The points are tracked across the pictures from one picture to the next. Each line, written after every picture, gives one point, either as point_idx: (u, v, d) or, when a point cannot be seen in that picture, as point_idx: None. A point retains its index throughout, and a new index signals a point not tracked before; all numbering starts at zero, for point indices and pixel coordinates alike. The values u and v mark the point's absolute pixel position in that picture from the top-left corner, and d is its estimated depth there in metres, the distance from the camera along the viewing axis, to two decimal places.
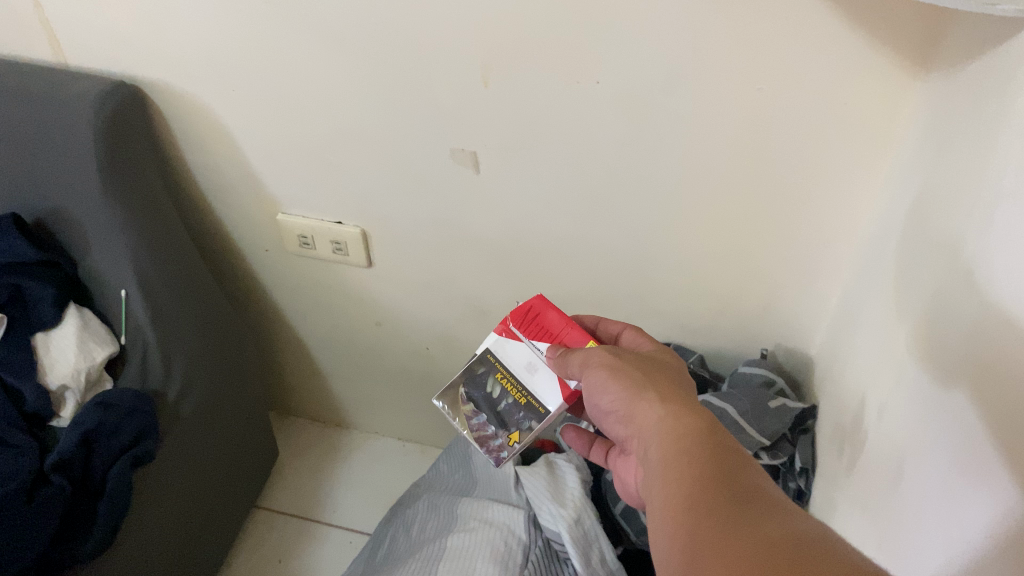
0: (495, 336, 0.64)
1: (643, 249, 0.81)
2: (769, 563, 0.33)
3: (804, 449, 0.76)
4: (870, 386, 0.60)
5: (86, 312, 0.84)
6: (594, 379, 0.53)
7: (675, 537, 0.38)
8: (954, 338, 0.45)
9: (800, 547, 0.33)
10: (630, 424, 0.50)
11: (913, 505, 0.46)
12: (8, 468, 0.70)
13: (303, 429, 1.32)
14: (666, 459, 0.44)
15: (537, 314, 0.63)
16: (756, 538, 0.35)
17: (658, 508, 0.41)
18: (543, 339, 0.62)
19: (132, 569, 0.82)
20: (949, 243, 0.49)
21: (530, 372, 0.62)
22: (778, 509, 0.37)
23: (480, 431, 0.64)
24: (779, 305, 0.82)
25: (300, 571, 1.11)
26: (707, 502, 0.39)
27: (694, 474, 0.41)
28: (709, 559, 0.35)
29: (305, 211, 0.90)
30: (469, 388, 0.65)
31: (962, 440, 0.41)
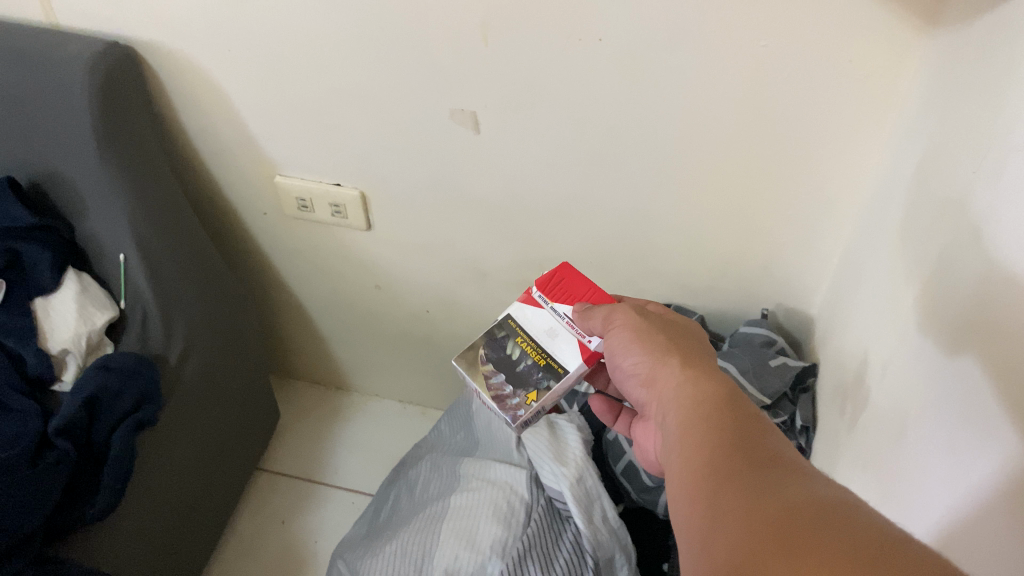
0: (516, 304, 0.66)
1: (644, 209, 0.80)
2: (787, 520, 0.32)
3: (805, 408, 0.77)
4: (872, 344, 0.60)
5: (85, 276, 0.84)
6: (618, 340, 0.54)
7: (694, 498, 0.38)
8: (958, 296, 0.44)
9: (823, 506, 0.33)
10: (650, 387, 0.50)
11: (915, 465, 0.47)
12: (13, 432, 0.71)
13: (304, 391, 1.33)
14: (686, 422, 0.44)
15: (562, 281, 0.65)
16: (777, 501, 0.34)
17: (678, 473, 0.41)
18: (566, 303, 0.64)
19: (138, 533, 0.82)
20: (954, 201, 0.48)
21: (551, 334, 0.63)
22: (799, 472, 0.37)
23: (497, 391, 0.62)
24: (780, 265, 0.81)
25: (305, 532, 1.12)
26: (727, 467, 0.38)
27: (715, 439, 0.41)
28: (726, 517, 0.35)
29: (303, 173, 0.90)
30: (488, 351, 0.65)
31: (964, 393, 0.41)
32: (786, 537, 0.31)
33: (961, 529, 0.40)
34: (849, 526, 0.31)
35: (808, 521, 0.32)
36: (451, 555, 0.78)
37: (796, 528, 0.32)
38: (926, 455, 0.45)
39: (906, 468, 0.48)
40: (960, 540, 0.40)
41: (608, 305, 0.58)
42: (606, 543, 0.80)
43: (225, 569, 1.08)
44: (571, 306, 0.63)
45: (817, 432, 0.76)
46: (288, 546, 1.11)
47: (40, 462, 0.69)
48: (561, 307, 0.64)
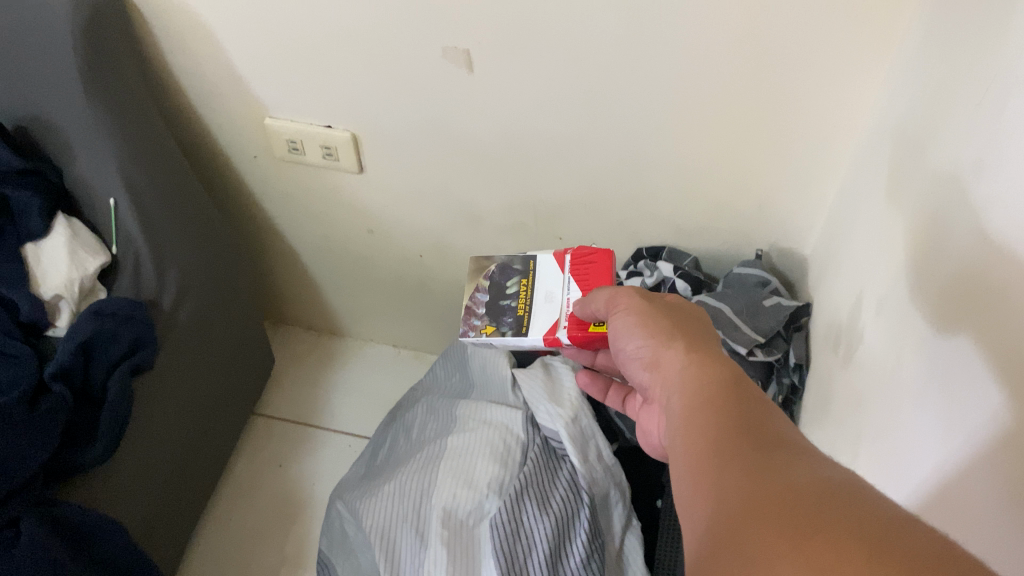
0: (551, 257, 0.73)
1: (639, 151, 0.80)
2: (792, 503, 0.32)
3: (798, 346, 0.77)
4: (870, 282, 0.60)
5: (76, 222, 0.83)
6: (623, 324, 0.55)
7: (697, 479, 0.39)
8: (957, 230, 0.45)
9: (829, 488, 0.33)
10: (654, 371, 0.51)
11: (909, 421, 0.47)
12: (8, 378, 0.72)
13: (297, 336, 1.33)
14: (689, 406, 0.44)
15: (593, 263, 0.71)
16: (780, 481, 0.34)
17: (681, 455, 0.42)
18: (577, 284, 0.69)
19: (138, 480, 0.83)
20: (955, 138, 0.48)
21: (544, 299, 0.70)
22: (805, 455, 0.37)
23: (473, 303, 0.72)
24: (774, 205, 0.81)
25: (302, 475, 1.14)
26: (733, 447, 0.39)
27: (720, 421, 0.41)
28: (730, 499, 0.35)
29: (293, 116, 0.88)
30: (496, 272, 0.74)
31: (947, 354, 0.43)
32: (792, 519, 0.32)
33: (966, 484, 0.40)
34: (850, 506, 0.31)
35: (815, 505, 0.32)
36: (449, 493, 0.80)
37: (801, 510, 0.32)
38: (921, 409, 0.45)
39: (902, 417, 0.48)
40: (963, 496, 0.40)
41: (611, 287, 0.60)
42: (600, 480, 0.81)
43: (224, 512, 1.09)
44: (578, 290, 0.69)
45: (811, 369, 0.76)
46: (287, 488, 1.12)
47: (38, 407, 0.70)
48: (572, 285, 0.70)
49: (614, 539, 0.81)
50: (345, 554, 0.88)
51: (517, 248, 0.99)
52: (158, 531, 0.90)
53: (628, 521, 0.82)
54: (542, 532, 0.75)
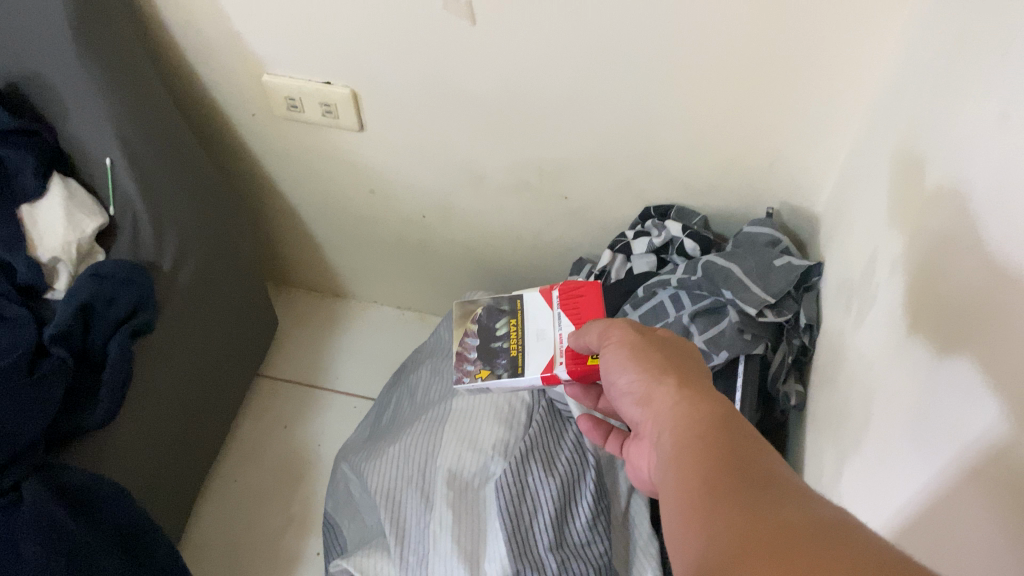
0: (537, 294, 0.72)
1: (648, 106, 0.77)
2: (788, 547, 0.31)
3: (809, 307, 0.75)
4: (888, 241, 0.59)
5: (72, 183, 0.82)
6: (615, 358, 0.53)
7: (687, 514, 0.37)
8: (998, 188, 0.42)
9: (827, 528, 0.32)
10: (645, 407, 0.48)
11: (938, 392, 0.45)
12: (8, 340, 0.70)
13: (301, 298, 1.32)
14: (679, 445, 0.42)
15: (582, 296, 0.70)
16: (775, 520, 0.33)
17: (671, 491, 0.40)
18: (568, 318, 0.69)
19: (141, 444, 0.82)
20: (994, 88, 0.46)
21: (536, 337, 0.69)
22: (798, 493, 0.36)
23: (465, 349, 0.71)
24: (785, 162, 0.79)
25: (307, 437, 1.14)
26: (725, 484, 0.37)
27: (712, 460, 0.39)
28: (722, 540, 0.34)
29: (291, 71, 0.86)
30: (484, 313, 0.73)
31: (956, 370, 0.43)
32: (788, 567, 0.30)
33: (972, 484, 0.39)
34: (846, 547, 0.30)
35: (812, 545, 0.31)
36: (454, 455, 0.79)
37: (796, 552, 0.31)
38: (952, 383, 0.43)
39: (927, 388, 0.46)
40: (988, 488, 0.38)
41: (604, 320, 0.58)
42: (606, 443, 0.81)
43: (230, 474, 1.09)
44: (571, 324, 0.68)
45: (822, 330, 0.75)
46: (292, 449, 1.12)
47: (38, 370, 0.69)
48: (563, 320, 0.69)
49: (620, 501, 0.80)
50: (351, 516, 0.88)
51: (522, 207, 0.97)
52: (162, 498, 0.90)
53: (634, 483, 0.81)
54: (547, 493, 0.74)
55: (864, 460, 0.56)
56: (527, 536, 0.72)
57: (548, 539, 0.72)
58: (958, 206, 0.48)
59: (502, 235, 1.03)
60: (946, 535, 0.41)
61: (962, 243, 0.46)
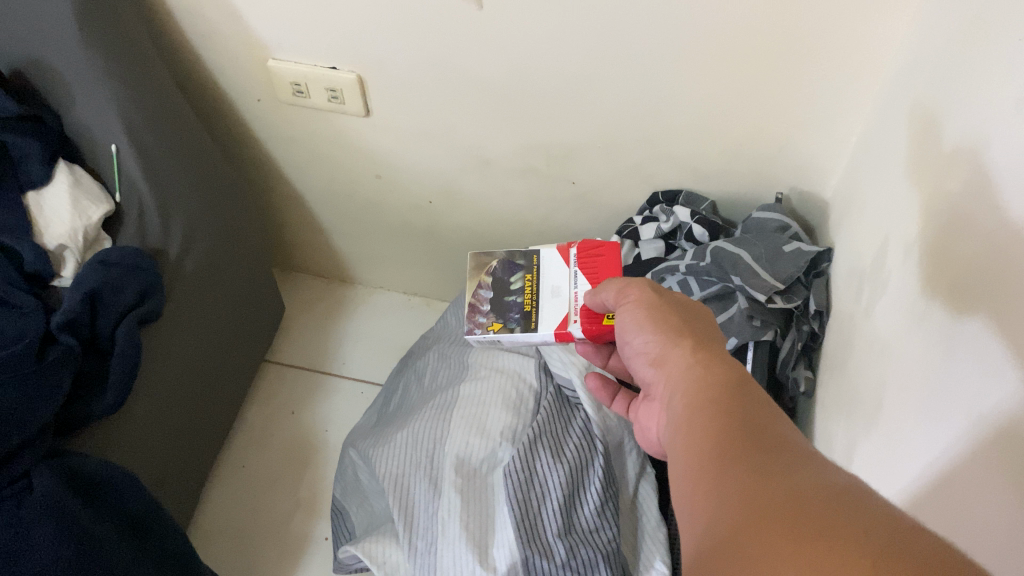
0: (554, 250, 0.73)
1: (656, 89, 0.76)
2: (797, 510, 0.31)
3: (818, 293, 0.75)
4: (900, 226, 0.58)
5: (78, 169, 0.81)
6: (631, 318, 0.52)
7: (696, 479, 0.37)
8: (1019, 173, 0.42)
9: (836, 494, 0.31)
10: (658, 367, 0.48)
11: (961, 376, 0.44)
12: (15, 328, 0.70)
13: (307, 283, 1.31)
14: (690, 406, 0.42)
15: (600, 256, 0.70)
16: (784, 484, 0.33)
17: (680, 455, 0.40)
18: (585, 276, 0.69)
19: (150, 431, 0.83)
20: (1012, 72, 0.45)
21: (551, 294, 0.70)
22: (809, 459, 0.35)
23: (478, 301, 0.72)
24: (795, 146, 0.79)
25: (314, 422, 1.14)
26: (735, 447, 0.37)
27: (722, 424, 0.39)
28: (729, 502, 0.33)
29: (297, 56, 0.85)
30: (500, 267, 0.73)
31: (976, 345, 0.43)
32: (797, 530, 0.30)
33: (994, 454, 0.39)
34: (856, 512, 0.30)
35: (821, 509, 0.30)
36: (462, 441, 0.79)
37: (804, 515, 0.30)
38: (974, 369, 0.43)
39: (944, 366, 0.46)
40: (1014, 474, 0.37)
41: (622, 279, 0.57)
42: (614, 429, 0.80)
43: (238, 459, 1.10)
44: (587, 283, 0.69)
45: (832, 317, 0.75)
46: (300, 435, 1.12)
47: (47, 356, 0.69)
48: (580, 278, 0.69)
49: (628, 487, 0.80)
50: (359, 501, 0.88)
51: (529, 191, 0.96)
52: (170, 482, 0.90)
53: (642, 469, 0.82)
54: (556, 479, 0.74)
55: (875, 446, 0.56)
56: (535, 523, 0.72)
57: (556, 525, 0.72)
58: (973, 192, 0.47)
59: (509, 220, 1.03)
60: (971, 521, 0.41)
61: (976, 229, 0.46)
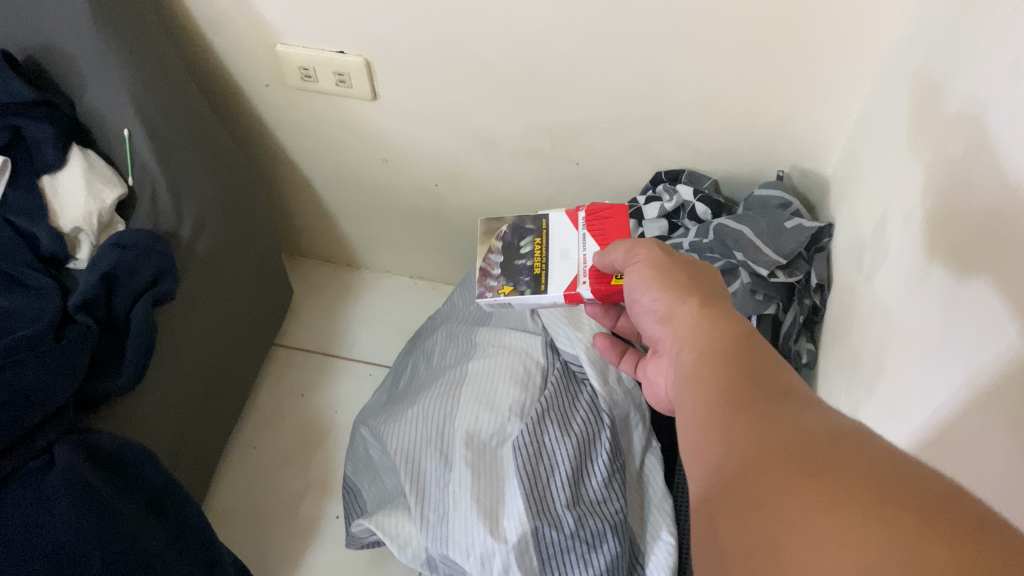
0: (563, 215, 0.74)
1: (659, 69, 0.78)
2: (802, 452, 0.32)
3: (821, 266, 0.76)
4: (900, 196, 0.60)
5: (91, 154, 0.83)
6: (638, 277, 0.54)
7: (703, 427, 0.39)
8: (1016, 140, 0.43)
9: (839, 435, 0.33)
10: (667, 324, 0.50)
11: (963, 336, 0.45)
12: (34, 309, 0.72)
13: (315, 268, 1.33)
14: (698, 359, 0.44)
15: (607, 217, 0.72)
16: (791, 428, 0.34)
17: (688, 406, 0.41)
18: (593, 238, 0.71)
19: (165, 410, 0.84)
20: (1008, 40, 0.47)
21: (560, 256, 0.71)
22: (812, 405, 0.37)
23: (488, 265, 0.73)
24: (794, 125, 0.80)
25: (323, 403, 1.16)
26: (741, 397, 0.38)
27: (729, 376, 0.40)
28: (736, 448, 0.35)
29: (305, 40, 0.87)
30: (510, 232, 0.75)
31: (979, 306, 0.44)
32: (805, 469, 0.31)
33: (999, 406, 0.41)
34: (860, 451, 0.31)
35: (826, 450, 0.32)
36: (471, 417, 0.81)
37: (806, 454, 0.32)
38: (977, 329, 0.44)
39: (946, 328, 0.48)
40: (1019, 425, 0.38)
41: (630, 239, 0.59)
42: (620, 403, 0.82)
43: (249, 440, 1.11)
44: (596, 245, 0.70)
45: (833, 291, 0.76)
46: (309, 415, 1.14)
47: (64, 337, 0.71)
48: (588, 241, 0.71)
49: (634, 459, 0.82)
50: (371, 477, 0.91)
51: (534, 173, 0.98)
52: (185, 462, 0.92)
53: (647, 442, 0.83)
54: (563, 452, 0.76)
55: (877, 408, 0.57)
56: (543, 495, 0.74)
57: (564, 497, 0.74)
58: (971, 161, 0.49)
59: (514, 202, 1.04)
60: (978, 478, 0.42)
61: (974, 194, 0.47)
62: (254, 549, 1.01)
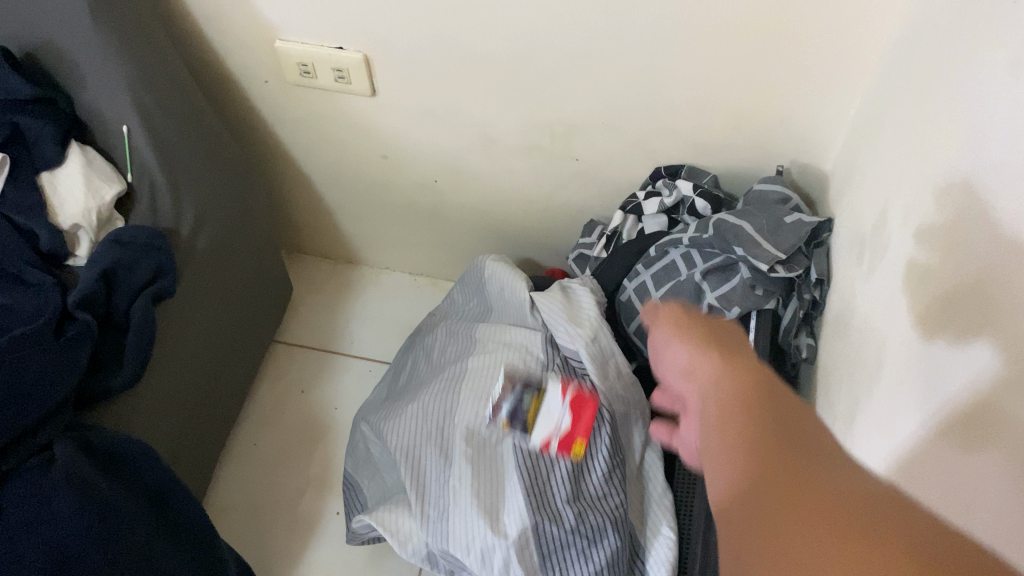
0: (558, 388, 0.78)
1: (659, 64, 0.78)
2: (847, 518, 0.27)
3: (820, 262, 0.77)
4: (901, 191, 0.60)
5: (90, 150, 0.83)
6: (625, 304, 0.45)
7: (729, 480, 0.32)
8: (1017, 135, 0.43)
9: (883, 497, 0.28)
10: (669, 364, 0.41)
11: (963, 330, 0.45)
12: (34, 306, 0.72)
13: (315, 265, 1.33)
14: (721, 411, 0.36)
15: (585, 408, 0.77)
16: (832, 489, 0.29)
17: (709, 453, 0.35)
18: (567, 415, 0.76)
19: (165, 407, 0.84)
20: (1010, 35, 0.47)
21: (543, 424, 0.76)
22: (838, 454, 0.31)
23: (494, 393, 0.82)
24: (794, 121, 0.80)
25: (324, 400, 1.16)
26: (768, 447, 0.32)
27: (741, 410, 0.34)
28: (761, 509, 0.30)
29: (304, 37, 0.87)
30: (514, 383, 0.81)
31: (980, 301, 0.44)
32: (860, 551, 0.26)
33: (991, 403, 0.40)
34: (916, 525, 0.26)
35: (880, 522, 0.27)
36: (472, 413, 0.81)
37: (858, 532, 0.27)
38: (977, 325, 0.44)
39: (947, 323, 0.48)
40: (1009, 420, 0.38)
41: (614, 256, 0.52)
42: (619, 399, 0.82)
43: (249, 437, 1.11)
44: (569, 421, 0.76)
45: (833, 287, 0.76)
46: (310, 412, 1.14)
47: (66, 334, 0.71)
48: (565, 417, 0.76)
49: (634, 455, 0.82)
50: (370, 474, 0.91)
51: (534, 169, 0.98)
52: (185, 458, 0.92)
53: (647, 438, 0.84)
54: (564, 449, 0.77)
55: (877, 403, 0.57)
56: (544, 490, 0.75)
57: (565, 492, 0.75)
58: (972, 156, 0.49)
59: (514, 198, 1.04)
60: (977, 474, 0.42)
61: (975, 189, 0.47)
62: (254, 545, 1.01)
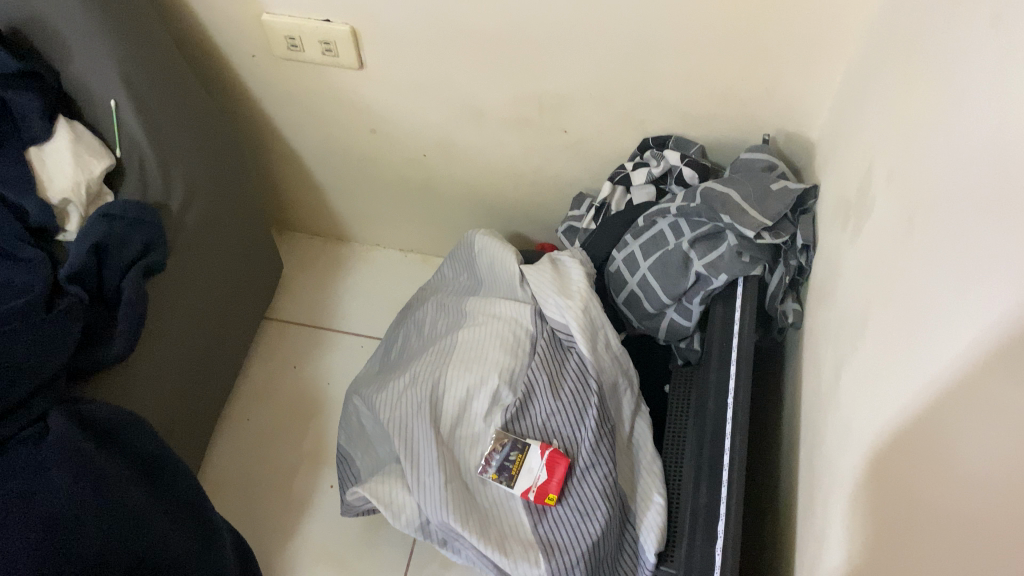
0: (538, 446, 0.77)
1: (646, 33, 0.78)
2: None
3: (806, 228, 0.77)
4: (886, 153, 0.60)
5: (78, 126, 0.82)
6: None
7: None
8: (997, 91, 0.44)
9: None
10: None
11: (943, 284, 0.46)
12: (25, 280, 0.73)
13: (306, 242, 1.33)
14: None
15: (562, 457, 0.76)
16: None
17: None
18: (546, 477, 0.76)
19: (158, 381, 0.85)
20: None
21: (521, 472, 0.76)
22: None
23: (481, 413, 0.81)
24: (780, 89, 0.81)
25: (316, 376, 1.16)
26: None
27: None
28: None
29: (290, 9, 0.86)
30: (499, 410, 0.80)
31: (959, 254, 0.45)
32: None
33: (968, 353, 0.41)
34: None
35: None
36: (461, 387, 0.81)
37: None
38: (954, 281, 0.45)
39: (927, 279, 0.48)
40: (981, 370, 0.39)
41: None
42: (608, 369, 0.82)
43: (243, 413, 1.12)
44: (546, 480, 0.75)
45: (818, 251, 0.77)
46: (303, 387, 1.15)
47: (57, 307, 0.71)
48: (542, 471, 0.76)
49: (624, 426, 0.83)
50: (364, 446, 0.92)
51: (523, 141, 0.98)
52: (179, 433, 0.93)
53: (637, 407, 0.84)
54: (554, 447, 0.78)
55: (861, 363, 0.58)
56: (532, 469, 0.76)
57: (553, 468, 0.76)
58: (955, 114, 0.49)
59: (503, 171, 1.05)
60: None
61: (957, 146, 0.48)
62: (250, 519, 1.02)
